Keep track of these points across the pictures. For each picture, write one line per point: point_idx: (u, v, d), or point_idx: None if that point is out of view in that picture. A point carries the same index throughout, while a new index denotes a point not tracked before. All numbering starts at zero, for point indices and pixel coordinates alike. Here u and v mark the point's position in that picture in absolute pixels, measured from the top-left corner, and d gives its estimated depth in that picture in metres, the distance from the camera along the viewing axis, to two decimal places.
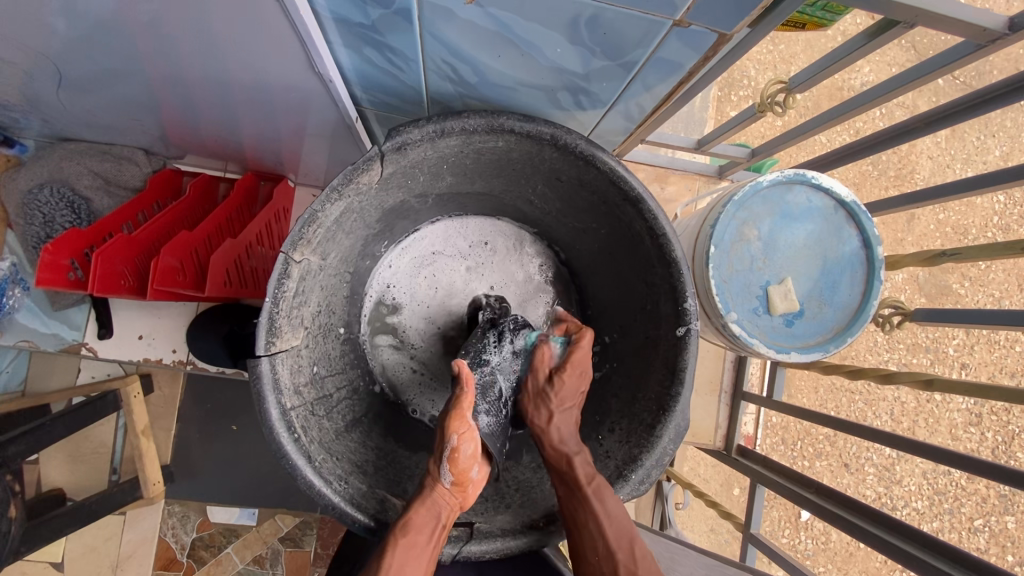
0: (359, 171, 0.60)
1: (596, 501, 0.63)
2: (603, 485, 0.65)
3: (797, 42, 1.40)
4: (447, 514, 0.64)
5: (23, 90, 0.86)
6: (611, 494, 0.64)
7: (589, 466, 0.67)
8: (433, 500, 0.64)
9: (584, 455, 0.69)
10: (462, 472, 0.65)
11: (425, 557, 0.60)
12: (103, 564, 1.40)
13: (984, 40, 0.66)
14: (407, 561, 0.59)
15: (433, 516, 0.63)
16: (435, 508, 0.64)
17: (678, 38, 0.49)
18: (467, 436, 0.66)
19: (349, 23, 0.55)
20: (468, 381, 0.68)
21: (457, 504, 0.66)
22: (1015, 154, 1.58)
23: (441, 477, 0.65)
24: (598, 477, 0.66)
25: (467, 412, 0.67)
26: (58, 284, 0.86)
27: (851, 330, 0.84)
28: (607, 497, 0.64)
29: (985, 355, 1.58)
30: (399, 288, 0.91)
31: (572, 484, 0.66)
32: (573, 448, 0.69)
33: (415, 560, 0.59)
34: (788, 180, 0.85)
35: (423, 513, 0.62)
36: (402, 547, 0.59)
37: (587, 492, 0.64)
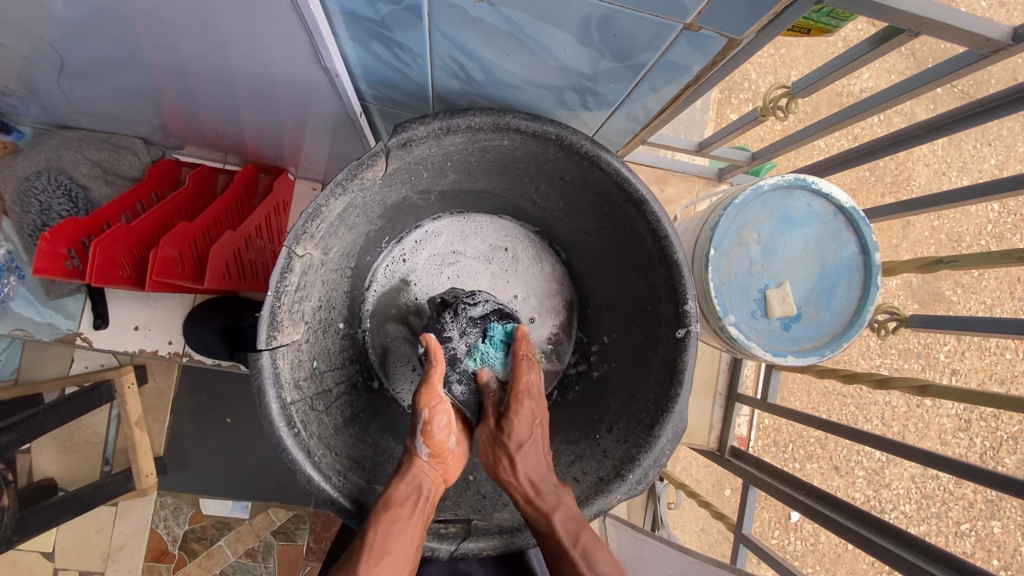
0: (364, 166, 0.60)
1: (585, 564, 0.61)
2: (591, 545, 0.62)
3: (798, 47, 1.40)
4: (431, 489, 0.67)
5: (21, 76, 0.85)
6: (599, 552, 0.62)
7: (574, 519, 0.64)
8: (412, 475, 0.66)
9: (566, 506, 0.65)
10: (437, 445, 0.69)
11: (409, 535, 0.61)
12: (94, 554, 1.39)
13: (987, 50, 0.67)
14: (390, 537, 0.59)
15: (414, 489, 0.65)
16: (417, 482, 0.66)
17: (688, 41, 0.49)
18: (439, 408, 0.69)
19: (359, 17, 0.55)
20: (438, 354, 0.69)
21: (439, 477, 0.69)
22: (1010, 163, 1.59)
23: (419, 451, 0.68)
24: (585, 533, 0.63)
25: (436, 385, 0.69)
26: (56, 273, 0.85)
27: (848, 334, 0.85)
28: (594, 558, 0.62)
29: (975, 361, 1.60)
30: (420, 285, 0.90)
31: (555, 545, 0.62)
32: (550, 503, 0.65)
33: (399, 538, 0.60)
34: (788, 185, 0.85)
35: (404, 487, 0.64)
36: (384, 523, 0.60)
37: (577, 555, 0.61)
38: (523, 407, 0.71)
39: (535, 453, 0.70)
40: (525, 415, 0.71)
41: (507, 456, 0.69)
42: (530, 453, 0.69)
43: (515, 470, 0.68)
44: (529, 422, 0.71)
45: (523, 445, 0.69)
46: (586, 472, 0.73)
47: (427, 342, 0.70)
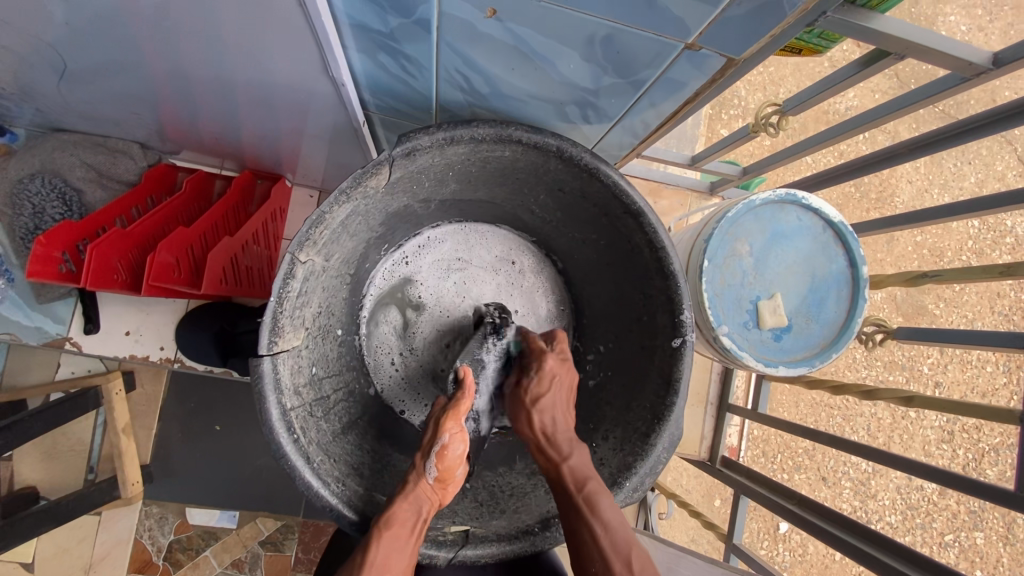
0: (368, 174, 0.60)
1: (589, 510, 0.62)
2: (596, 492, 0.63)
3: (787, 66, 1.44)
4: (429, 511, 0.65)
5: (21, 78, 0.85)
6: (605, 500, 0.63)
7: (583, 470, 0.66)
8: (416, 495, 0.64)
9: (578, 457, 0.68)
10: (446, 469, 0.67)
11: (407, 554, 0.60)
12: (75, 565, 1.36)
13: (969, 74, 0.69)
14: (390, 554, 0.59)
15: (415, 511, 0.63)
16: (419, 502, 0.64)
17: (689, 60, 0.51)
18: (458, 434, 0.68)
19: (367, 29, 0.56)
20: (469, 387, 0.71)
21: (437, 501, 0.66)
22: (988, 181, 1.64)
23: (427, 472, 0.66)
24: (591, 483, 0.64)
25: (462, 413, 0.69)
26: (50, 276, 0.85)
27: (837, 345, 0.87)
28: (600, 503, 0.62)
29: (957, 373, 1.63)
30: (425, 284, 0.91)
31: (562, 490, 0.65)
32: (562, 453, 0.68)
33: (397, 556, 0.59)
34: (780, 199, 0.88)
35: (406, 508, 0.63)
36: (385, 539, 0.60)
37: (579, 500, 0.63)
38: (548, 367, 0.73)
39: (555, 410, 0.72)
40: (548, 372, 0.72)
41: (526, 411, 0.72)
42: (548, 407, 0.71)
43: (530, 422, 0.71)
44: (549, 380, 0.72)
45: (541, 401, 0.71)
46: None
47: (461, 370, 0.72)
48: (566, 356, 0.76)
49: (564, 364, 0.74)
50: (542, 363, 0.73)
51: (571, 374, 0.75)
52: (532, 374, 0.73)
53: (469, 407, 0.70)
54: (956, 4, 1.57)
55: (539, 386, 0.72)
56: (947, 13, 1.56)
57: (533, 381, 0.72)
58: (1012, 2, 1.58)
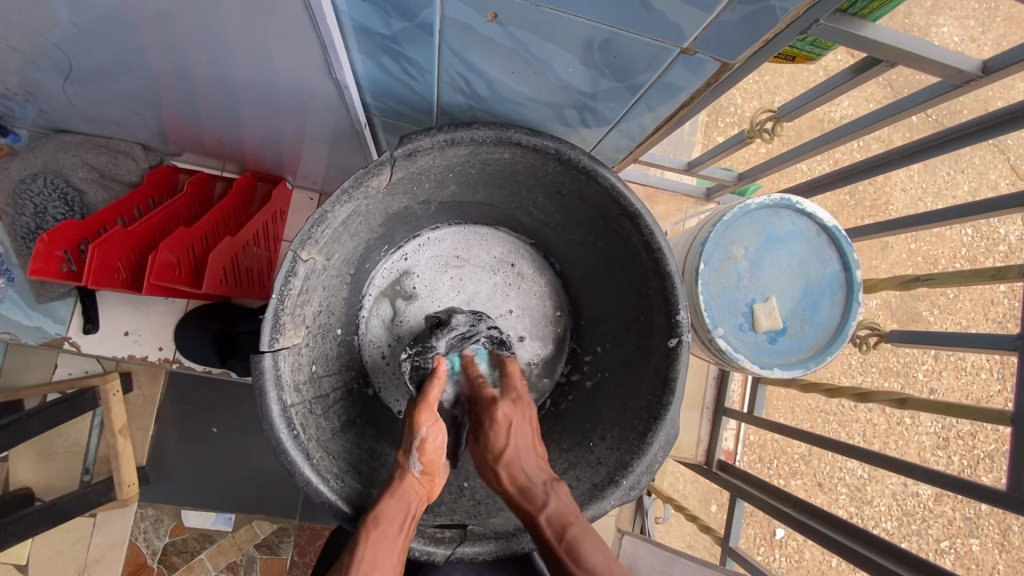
0: (370, 175, 0.61)
1: (572, 560, 0.63)
2: (578, 539, 0.63)
3: (782, 74, 1.46)
4: (417, 506, 0.65)
5: (25, 79, 0.86)
6: (586, 544, 0.64)
7: (562, 516, 0.65)
8: (402, 492, 0.65)
9: (554, 503, 0.66)
10: (429, 461, 0.67)
11: (397, 552, 0.61)
12: (69, 567, 1.36)
13: (959, 81, 0.71)
14: (379, 552, 0.60)
15: (403, 507, 0.63)
16: (405, 498, 0.64)
17: (684, 64, 0.53)
18: (435, 425, 0.68)
19: (371, 32, 0.57)
20: (440, 373, 0.71)
21: (425, 494, 0.67)
22: (981, 190, 1.66)
23: (411, 467, 0.67)
24: (572, 528, 0.64)
25: (434, 403, 0.69)
26: (51, 275, 0.85)
27: (831, 348, 0.88)
28: (582, 551, 0.63)
29: (952, 380, 1.64)
30: (421, 278, 0.92)
31: (543, 542, 0.64)
32: (536, 503, 0.66)
33: (386, 553, 0.60)
34: (774, 204, 0.89)
35: (394, 505, 0.63)
36: (373, 540, 0.60)
37: (562, 551, 0.63)
38: (499, 417, 0.70)
39: (520, 457, 0.69)
40: (502, 423, 0.70)
41: (490, 466, 0.69)
42: (513, 456, 0.69)
43: (499, 478, 0.69)
44: (505, 428, 0.70)
45: (504, 455, 0.69)
46: (580, 478, 0.75)
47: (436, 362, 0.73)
48: (517, 399, 0.72)
49: (517, 409, 0.71)
50: (494, 412, 0.70)
51: (529, 416, 0.72)
52: (486, 426, 0.70)
53: (440, 392, 0.70)
54: (949, 15, 1.59)
55: (499, 438, 0.70)
56: (940, 24, 1.59)
57: (491, 435, 0.69)
58: (1003, 14, 1.61)
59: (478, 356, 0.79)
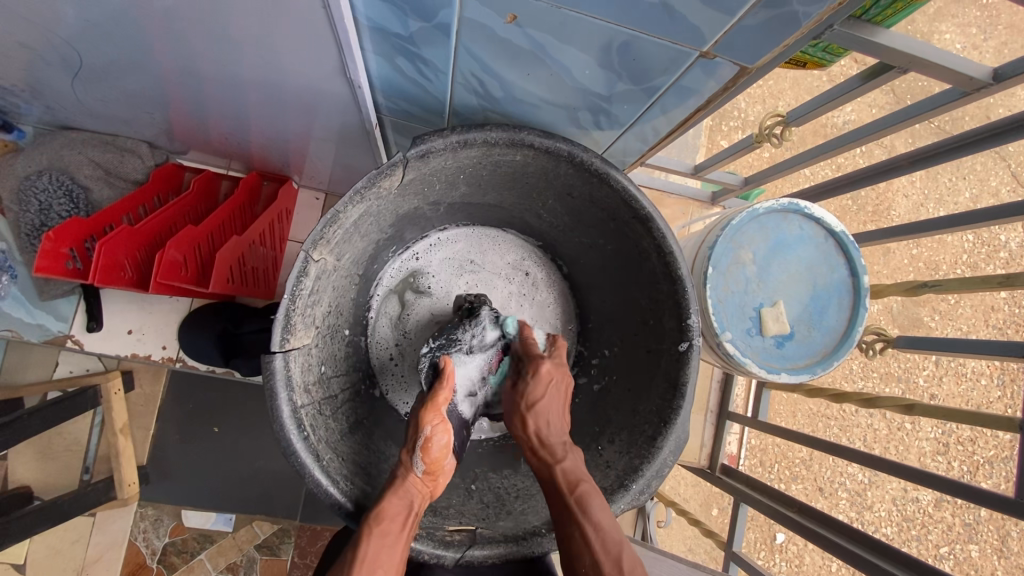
0: (383, 175, 0.61)
1: (581, 512, 0.62)
2: (588, 495, 0.64)
3: (785, 79, 1.46)
4: (419, 505, 0.65)
5: (33, 75, 0.85)
6: (596, 500, 0.63)
7: (575, 472, 0.67)
8: (405, 488, 0.64)
9: (570, 461, 0.68)
10: (433, 462, 0.67)
11: (400, 550, 0.60)
12: (68, 567, 1.35)
13: (970, 88, 0.71)
14: (382, 550, 0.59)
15: (406, 505, 0.63)
16: (409, 497, 0.64)
17: (702, 67, 0.52)
18: (441, 426, 0.68)
19: (387, 32, 0.57)
20: (450, 378, 0.71)
21: (427, 493, 0.67)
22: (983, 196, 1.66)
23: (414, 466, 0.66)
24: (584, 484, 0.65)
25: (440, 404, 0.69)
26: (57, 273, 0.85)
27: (838, 353, 0.88)
28: (591, 505, 0.63)
29: (953, 386, 1.65)
30: (434, 276, 0.91)
31: (556, 493, 0.66)
32: (556, 457, 0.69)
33: (388, 551, 0.59)
34: (783, 209, 0.89)
35: (396, 503, 0.63)
36: (376, 536, 0.59)
37: (571, 501, 0.63)
38: (544, 369, 0.73)
39: (550, 412, 0.72)
40: (545, 375, 0.72)
41: (522, 414, 0.72)
42: (544, 410, 0.72)
43: (524, 425, 0.72)
44: (544, 382, 0.72)
45: (537, 405, 0.72)
46: None
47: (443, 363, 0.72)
48: (561, 361, 0.75)
49: (562, 368, 0.74)
50: (538, 365, 0.73)
51: (567, 381, 0.75)
52: (527, 375, 0.74)
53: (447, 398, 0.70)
54: (951, 22, 1.60)
55: (536, 390, 0.72)
56: (943, 31, 1.59)
57: (530, 385, 0.72)
58: (1006, 22, 1.62)
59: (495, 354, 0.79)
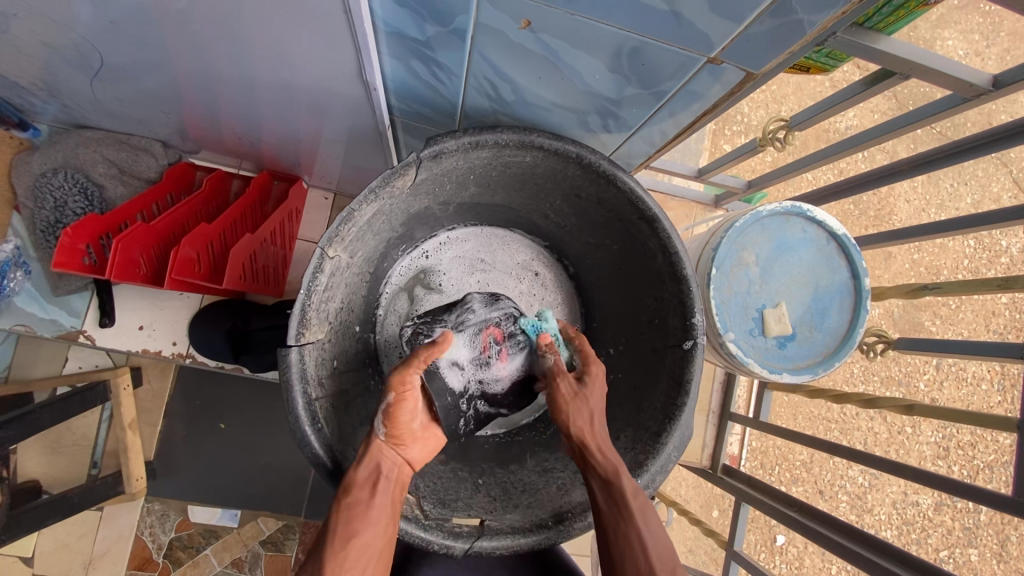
0: (396, 175, 0.63)
1: (639, 513, 0.62)
2: (645, 498, 0.63)
3: (788, 84, 1.47)
4: (391, 469, 0.66)
5: (53, 75, 0.87)
6: (652, 510, 0.63)
7: (631, 474, 0.66)
8: (373, 456, 0.65)
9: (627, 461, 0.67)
10: (399, 426, 0.67)
11: (373, 516, 0.61)
12: (74, 561, 1.36)
13: (970, 94, 0.72)
14: (354, 518, 0.60)
15: (375, 472, 0.64)
16: (376, 462, 0.65)
17: (710, 73, 0.54)
18: (408, 393, 0.68)
19: (404, 36, 0.58)
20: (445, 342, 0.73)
21: (399, 458, 0.67)
22: (984, 202, 1.68)
23: (378, 431, 0.67)
24: (643, 491, 0.64)
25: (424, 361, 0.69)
26: (74, 267, 0.86)
27: (839, 354, 0.89)
28: (648, 509, 0.62)
29: (953, 391, 1.66)
30: (444, 275, 0.93)
31: (616, 489, 0.63)
32: (614, 453, 0.67)
33: (362, 517, 0.60)
34: (785, 212, 0.91)
35: (364, 470, 0.63)
36: (345, 506, 0.61)
37: (633, 501, 0.62)
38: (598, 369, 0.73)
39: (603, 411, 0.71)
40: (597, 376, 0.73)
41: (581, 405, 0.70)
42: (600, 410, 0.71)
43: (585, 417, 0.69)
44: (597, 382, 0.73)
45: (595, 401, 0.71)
46: None
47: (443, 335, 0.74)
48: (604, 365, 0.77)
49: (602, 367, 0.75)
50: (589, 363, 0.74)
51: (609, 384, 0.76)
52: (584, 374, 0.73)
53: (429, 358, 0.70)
54: (954, 29, 1.61)
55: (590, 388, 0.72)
56: (946, 37, 1.60)
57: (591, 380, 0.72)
58: (1007, 29, 1.63)
59: (487, 333, 0.80)
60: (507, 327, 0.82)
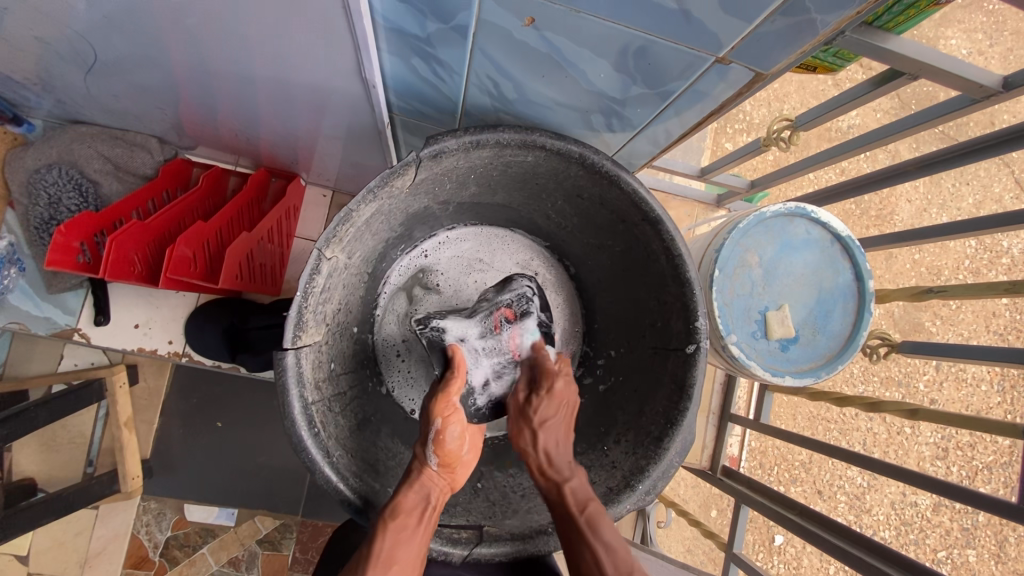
0: (395, 174, 0.61)
1: (591, 532, 0.62)
2: (596, 515, 0.64)
3: (791, 83, 1.46)
4: (437, 497, 0.66)
5: (46, 70, 0.86)
6: (605, 522, 0.64)
7: (583, 491, 0.66)
8: (422, 483, 0.66)
9: (579, 480, 0.68)
10: (448, 454, 0.68)
11: (416, 543, 0.61)
12: (70, 559, 1.35)
13: (979, 95, 0.71)
14: (398, 544, 0.60)
15: (422, 499, 0.64)
16: (425, 491, 0.65)
17: (717, 73, 0.53)
18: (452, 418, 0.68)
19: (404, 33, 0.57)
20: (461, 364, 0.72)
21: (445, 486, 0.68)
22: (985, 203, 1.67)
23: (429, 460, 0.67)
24: (592, 505, 0.65)
25: (452, 394, 0.69)
26: (68, 266, 0.85)
27: (842, 357, 0.88)
28: (601, 526, 0.63)
29: (953, 392, 1.65)
30: (444, 275, 0.91)
31: (565, 512, 0.65)
32: (563, 475, 0.68)
33: (405, 545, 0.60)
34: (789, 212, 0.89)
35: (412, 496, 0.64)
36: (391, 531, 0.60)
37: (581, 522, 0.63)
38: (557, 387, 0.73)
39: (558, 430, 0.72)
40: (557, 395, 0.72)
41: (530, 428, 0.71)
42: (553, 430, 0.71)
43: (535, 442, 0.71)
44: (558, 402, 0.72)
45: (547, 422, 0.71)
46: (596, 482, 0.74)
47: (451, 351, 0.73)
48: (575, 375, 0.75)
49: (574, 387, 0.74)
50: (552, 381, 0.73)
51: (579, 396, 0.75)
52: (541, 392, 0.73)
53: (460, 387, 0.70)
54: (957, 28, 1.59)
55: (548, 408, 0.72)
56: (949, 36, 1.59)
57: (542, 402, 0.72)
58: (1011, 28, 1.62)
59: (498, 313, 0.77)
60: (519, 307, 0.78)
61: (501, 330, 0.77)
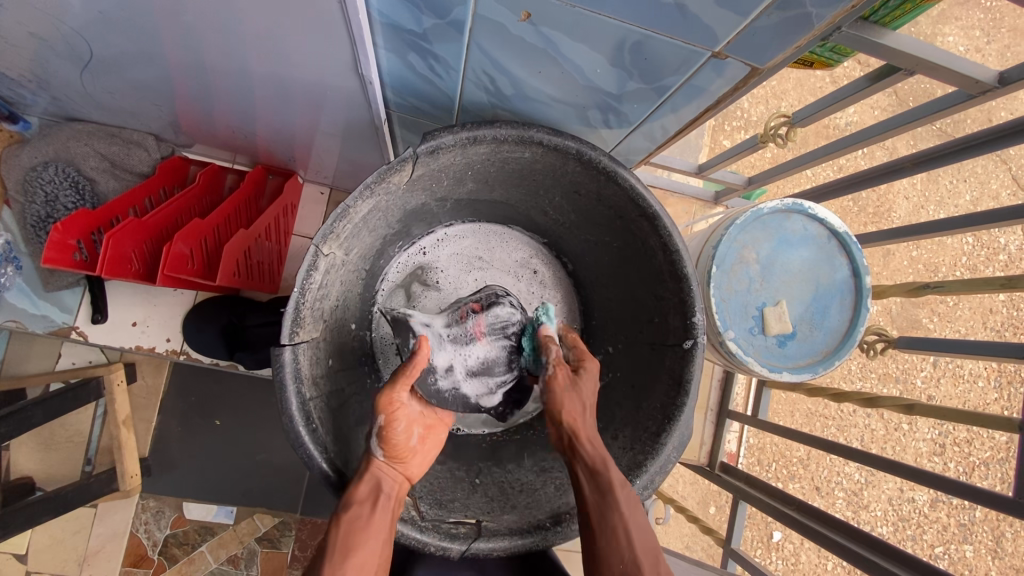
0: (392, 171, 0.61)
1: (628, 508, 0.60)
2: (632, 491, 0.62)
3: (789, 80, 1.46)
4: (392, 487, 0.65)
5: (42, 67, 0.85)
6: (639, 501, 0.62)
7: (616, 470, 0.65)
8: (374, 473, 0.64)
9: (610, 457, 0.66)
10: (398, 444, 0.67)
11: (373, 531, 0.60)
12: (69, 558, 1.35)
13: (975, 91, 0.71)
14: (353, 534, 0.59)
15: (374, 487, 0.63)
16: (376, 480, 0.63)
17: (713, 67, 0.53)
18: (398, 407, 0.67)
19: (400, 28, 0.57)
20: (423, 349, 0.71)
21: (399, 475, 0.66)
22: (983, 199, 1.67)
23: (376, 450, 0.65)
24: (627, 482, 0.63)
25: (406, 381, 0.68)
26: (65, 264, 0.85)
27: (839, 353, 0.89)
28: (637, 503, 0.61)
29: (949, 388, 1.66)
30: (443, 272, 0.91)
31: (596, 484, 0.62)
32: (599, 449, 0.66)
33: (362, 534, 0.59)
34: (786, 208, 0.89)
35: (363, 486, 0.62)
36: (345, 522, 0.59)
37: (621, 494, 0.60)
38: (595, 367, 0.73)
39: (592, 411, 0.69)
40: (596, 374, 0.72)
41: (573, 398, 0.68)
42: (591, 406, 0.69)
43: (576, 411, 0.67)
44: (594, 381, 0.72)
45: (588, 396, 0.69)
46: None
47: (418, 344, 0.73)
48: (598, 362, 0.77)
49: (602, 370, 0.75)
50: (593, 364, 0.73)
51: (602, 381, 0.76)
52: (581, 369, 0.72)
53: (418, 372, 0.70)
54: (954, 25, 1.60)
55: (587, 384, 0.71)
56: (946, 33, 1.60)
57: (585, 377, 0.71)
58: (1008, 25, 1.62)
59: (464, 306, 0.81)
60: (486, 301, 0.81)
61: (466, 319, 0.79)
